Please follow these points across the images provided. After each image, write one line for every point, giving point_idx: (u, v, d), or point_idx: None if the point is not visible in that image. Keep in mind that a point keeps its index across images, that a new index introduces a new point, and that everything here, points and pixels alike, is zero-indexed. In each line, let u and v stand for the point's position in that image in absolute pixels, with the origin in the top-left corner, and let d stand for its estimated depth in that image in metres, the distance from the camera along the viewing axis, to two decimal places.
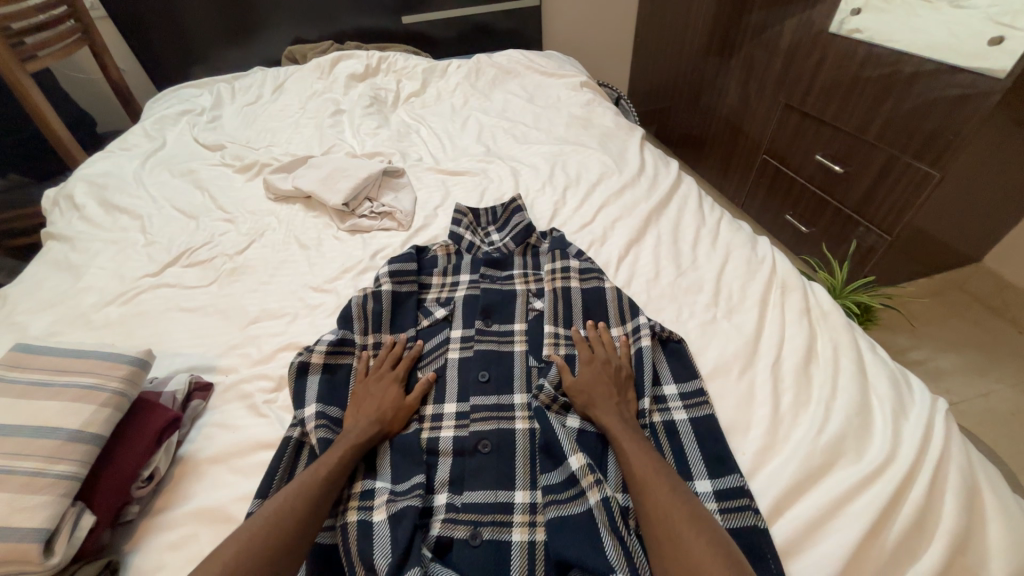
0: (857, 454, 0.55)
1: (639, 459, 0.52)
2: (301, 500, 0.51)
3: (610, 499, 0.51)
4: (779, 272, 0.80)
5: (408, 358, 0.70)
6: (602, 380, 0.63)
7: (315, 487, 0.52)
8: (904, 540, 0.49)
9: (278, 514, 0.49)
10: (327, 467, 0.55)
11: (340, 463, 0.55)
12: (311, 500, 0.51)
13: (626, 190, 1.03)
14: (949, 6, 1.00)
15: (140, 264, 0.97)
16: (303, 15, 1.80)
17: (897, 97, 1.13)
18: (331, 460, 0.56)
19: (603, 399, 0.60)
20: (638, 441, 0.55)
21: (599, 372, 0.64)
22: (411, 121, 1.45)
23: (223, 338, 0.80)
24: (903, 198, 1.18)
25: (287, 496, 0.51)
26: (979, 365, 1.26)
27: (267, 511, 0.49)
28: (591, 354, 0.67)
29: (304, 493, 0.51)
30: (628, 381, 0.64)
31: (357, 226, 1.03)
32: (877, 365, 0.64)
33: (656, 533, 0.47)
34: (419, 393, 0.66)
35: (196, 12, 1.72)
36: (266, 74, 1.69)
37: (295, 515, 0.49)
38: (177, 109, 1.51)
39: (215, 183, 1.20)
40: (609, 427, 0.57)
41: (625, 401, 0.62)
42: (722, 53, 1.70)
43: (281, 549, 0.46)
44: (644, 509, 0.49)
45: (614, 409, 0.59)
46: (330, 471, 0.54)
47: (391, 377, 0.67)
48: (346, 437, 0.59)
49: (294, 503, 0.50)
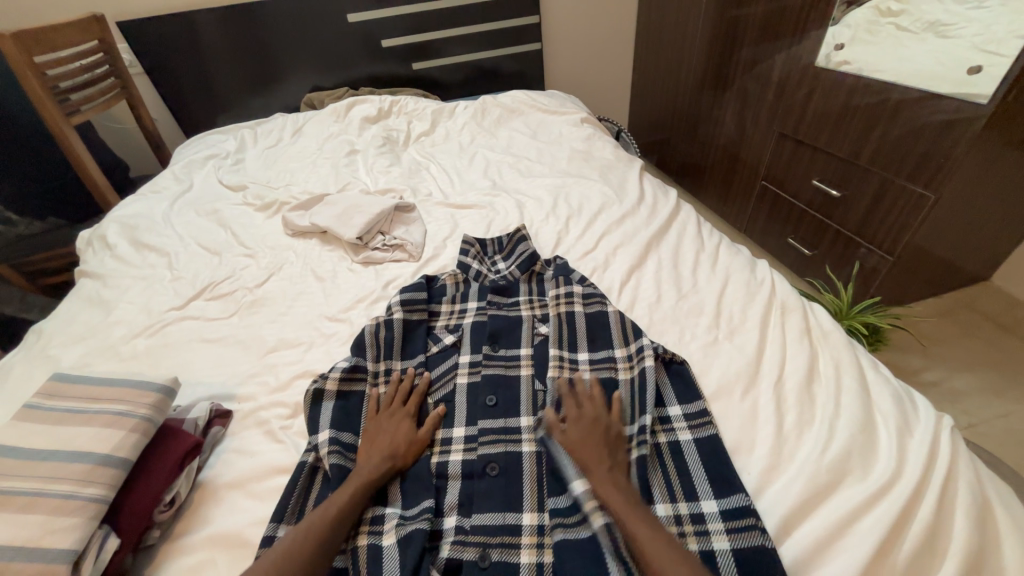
0: (863, 471, 0.56)
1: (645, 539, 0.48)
2: (312, 536, 0.52)
3: (615, 525, 0.51)
4: (779, 294, 0.82)
5: (417, 392, 0.72)
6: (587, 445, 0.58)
7: (325, 526, 0.53)
8: (916, 560, 0.48)
9: (288, 552, 0.50)
10: (338, 505, 0.56)
11: (349, 500, 0.57)
12: (321, 539, 0.52)
13: (626, 218, 1.07)
14: (935, 36, 1.08)
15: (166, 298, 1.02)
16: (321, 64, 1.94)
17: (886, 124, 1.17)
18: (342, 497, 0.57)
19: (597, 468, 0.55)
20: (643, 518, 0.51)
21: (585, 439, 0.58)
22: (421, 159, 1.53)
23: (243, 367, 0.84)
24: (901, 220, 1.20)
25: (299, 535, 0.52)
26: (995, 384, 1.25)
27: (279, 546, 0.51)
28: (579, 413, 0.62)
29: (314, 532, 0.53)
30: (619, 441, 0.60)
31: (370, 257, 1.08)
32: (879, 383, 0.65)
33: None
34: (430, 427, 0.67)
35: (222, 65, 1.86)
36: (286, 119, 1.81)
37: (305, 554, 0.50)
38: (203, 154, 1.62)
39: (238, 221, 1.28)
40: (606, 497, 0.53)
41: (617, 465, 0.57)
42: (716, 87, 1.78)
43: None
44: None
45: (609, 479, 0.54)
46: (340, 510, 0.55)
47: (404, 413, 0.69)
48: (358, 475, 0.60)
49: (304, 540, 0.52)
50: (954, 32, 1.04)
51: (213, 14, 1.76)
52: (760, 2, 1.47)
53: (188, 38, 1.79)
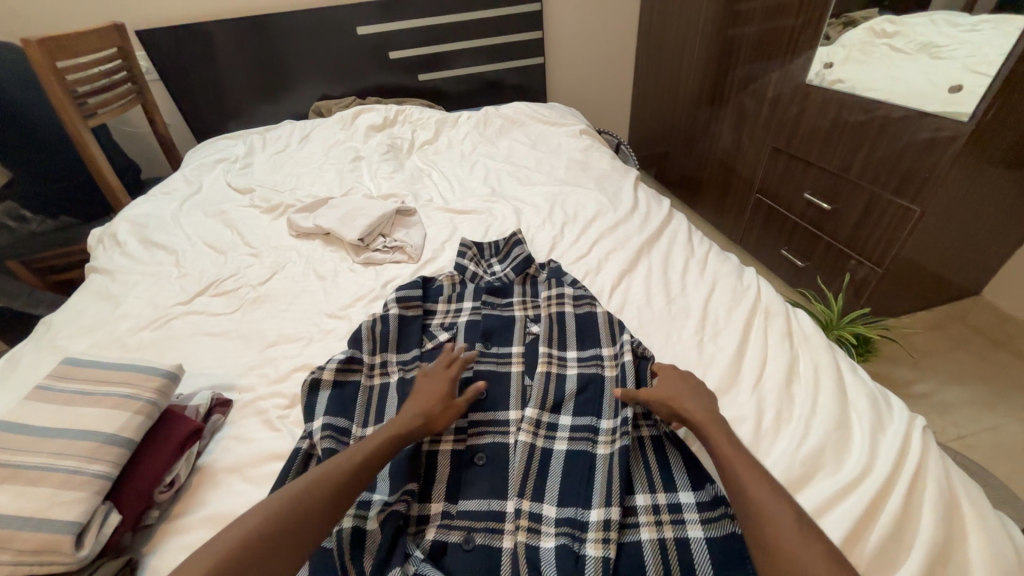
0: (835, 466, 0.58)
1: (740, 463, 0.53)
2: (339, 475, 0.55)
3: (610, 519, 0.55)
4: (763, 299, 0.85)
5: (461, 363, 0.73)
6: (680, 397, 0.62)
7: (349, 469, 0.56)
8: (883, 550, 0.50)
9: (310, 489, 0.53)
10: (365, 451, 0.58)
11: (376, 451, 0.58)
12: (339, 485, 0.54)
13: (620, 225, 1.11)
14: (928, 57, 1.12)
15: (173, 293, 1.06)
16: (330, 73, 2.00)
17: (873, 140, 1.21)
18: (371, 445, 0.59)
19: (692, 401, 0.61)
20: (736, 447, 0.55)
21: (674, 394, 0.63)
22: (423, 166, 1.57)
23: (244, 359, 0.87)
24: (890, 232, 1.23)
25: (326, 470, 0.55)
26: (985, 397, 1.26)
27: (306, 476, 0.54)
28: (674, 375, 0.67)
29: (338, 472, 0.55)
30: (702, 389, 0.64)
31: (370, 258, 1.11)
32: (856, 384, 0.68)
33: (764, 542, 0.46)
34: (468, 397, 0.68)
35: (235, 74, 1.93)
36: (294, 126, 1.87)
37: (325, 493, 0.53)
38: (213, 158, 1.68)
39: (244, 222, 1.32)
40: (709, 439, 0.57)
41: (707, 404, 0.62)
42: (712, 102, 1.82)
43: (305, 526, 0.50)
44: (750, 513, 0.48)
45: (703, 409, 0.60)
46: (367, 457, 0.57)
47: (446, 375, 0.71)
48: (390, 427, 0.62)
49: (331, 476, 0.54)
50: (947, 54, 1.08)
51: (228, 25, 1.83)
52: (754, 22, 1.52)
53: (203, 48, 1.86)
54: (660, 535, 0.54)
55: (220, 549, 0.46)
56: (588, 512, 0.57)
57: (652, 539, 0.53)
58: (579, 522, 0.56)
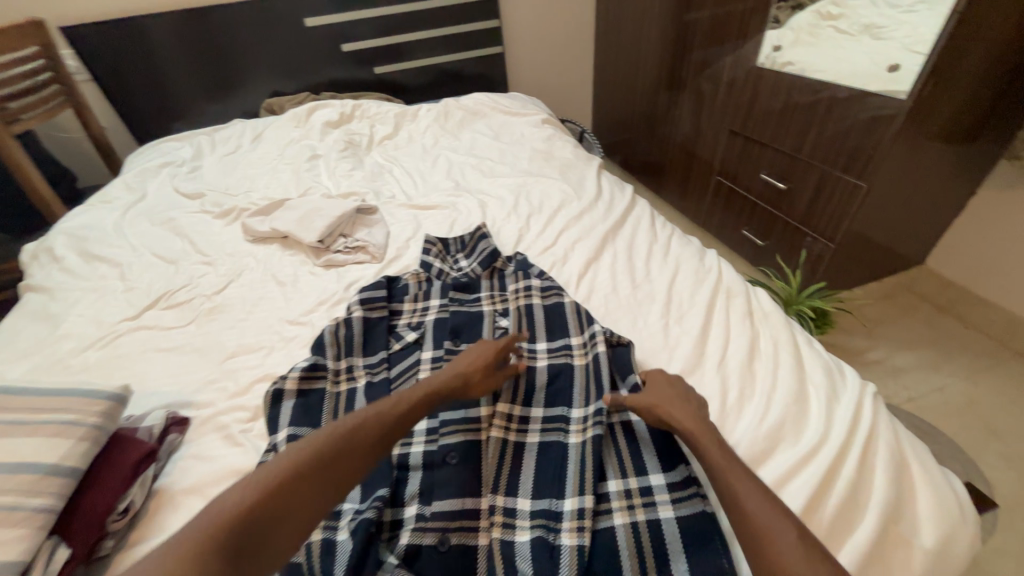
0: (796, 437, 0.60)
1: (723, 464, 0.52)
2: (388, 417, 0.57)
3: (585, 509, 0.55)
4: (725, 280, 0.87)
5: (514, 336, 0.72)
6: (670, 402, 0.59)
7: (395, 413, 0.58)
8: (841, 513, 0.53)
9: (364, 424, 0.56)
10: (411, 399, 0.61)
11: (420, 400, 0.61)
12: (387, 425, 0.57)
13: (584, 213, 1.11)
14: (870, 38, 1.16)
15: (119, 309, 0.99)
16: (279, 69, 1.91)
17: (822, 119, 1.26)
18: (418, 394, 0.62)
19: (676, 405, 0.58)
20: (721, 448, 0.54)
21: (665, 402, 0.59)
22: (384, 162, 1.53)
23: (200, 373, 0.82)
24: (840, 208, 1.29)
25: (381, 409, 0.58)
26: (931, 360, 1.35)
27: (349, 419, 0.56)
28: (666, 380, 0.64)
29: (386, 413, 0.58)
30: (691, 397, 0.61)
31: (332, 260, 1.08)
32: (812, 357, 0.70)
33: (754, 542, 0.45)
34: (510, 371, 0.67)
35: (176, 71, 1.81)
36: (245, 125, 1.78)
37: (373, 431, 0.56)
38: (158, 162, 1.58)
39: (195, 229, 1.25)
40: (704, 453, 0.53)
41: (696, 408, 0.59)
42: (670, 88, 1.85)
43: (342, 468, 0.52)
44: (739, 515, 0.47)
45: (689, 412, 0.58)
46: (411, 405, 0.60)
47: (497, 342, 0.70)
48: (435, 380, 0.64)
49: (381, 415, 0.57)
50: (887, 34, 1.12)
51: (164, 19, 1.72)
52: (707, 7, 1.54)
53: (138, 44, 1.74)
54: (633, 519, 0.55)
55: (265, 477, 0.49)
56: (562, 502, 0.57)
57: (625, 524, 0.54)
58: (553, 513, 0.57)
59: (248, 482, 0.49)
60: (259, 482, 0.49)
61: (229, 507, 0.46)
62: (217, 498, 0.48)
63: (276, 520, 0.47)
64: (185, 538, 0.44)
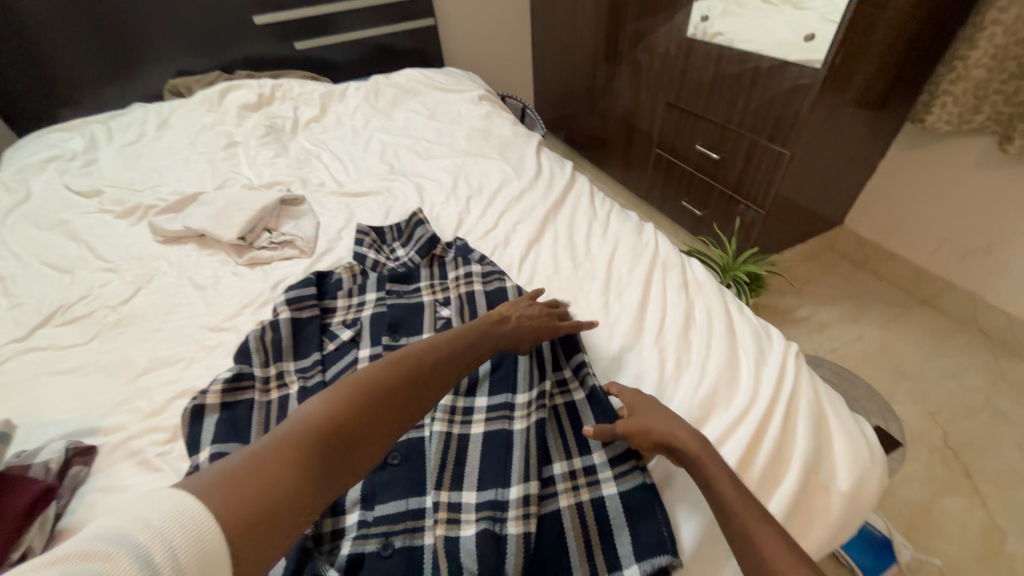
0: (728, 402, 0.63)
1: (724, 484, 0.49)
2: (457, 352, 0.63)
3: (530, 496, 0.54)
4: (661, 253, 0.89)
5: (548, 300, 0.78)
6: (676, 426, 0.55)
7: (465, 347, 0.64)
8: (769, 469, 0.56)
9: (441, 354, 0.61)
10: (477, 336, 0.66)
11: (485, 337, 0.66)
12: (457, 358, 0.62)
13: (525, 193, 1.09)
14: (792, 9, 1.20)
15: (3, 330, 0.87)
16: (182, 45, 1.70)
17: (748, 90, 1.30)
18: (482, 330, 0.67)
19: (674, 427, 0.55)
20: (718, 466, 0.51)
21: (672, 429, 0.55)
22: (311, 147, 1.42)
23: (107, 395, 0.74)
24: (768, 175, 1.35)
25: (454, 343, 0.63)
26: (851, 312, 1.47)
27: (411, 354, 0.59)
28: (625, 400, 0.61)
29: (458, 348, 0.63)
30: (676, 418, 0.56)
31: (256, 258, 0.99)
32: (742, 323, 0.74)
33: (756, 563, 0.44)
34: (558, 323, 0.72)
35: (51, 49, 1.57)
36: (147, 110, 1.59)
37: (448, 362, 0.61)
38: (42, 157, 1.38)
39: (93, 232, 1.11)
40: (716, 484, 0.50)
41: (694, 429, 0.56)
42: (607, 60, 1.83)
43: (405, 401, 0.55)
44: (739, 537, 0.46)
45: (689, 431, 0.54)
46: (475, 340, 0.65)
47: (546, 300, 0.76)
48: (496, 321, 0.69)
49: (454, 348, 0.63)
50: (806, 4, 1.16)
51: None
52: None
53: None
54: (578, 500, 0.55)
55: (337, 400, 0.51)
56: (507, 491, 0.55)
57: (570, 505, 0.55)
58: (499, 503, 0.55)
59: (324, 400, 0.50)
60: (331, 403, 0.50)
61: (307, 422, 0.48)
62: (290, 416, 0.49)
63: (346, 442, 0.49)
64: (267, 447, 0.45)
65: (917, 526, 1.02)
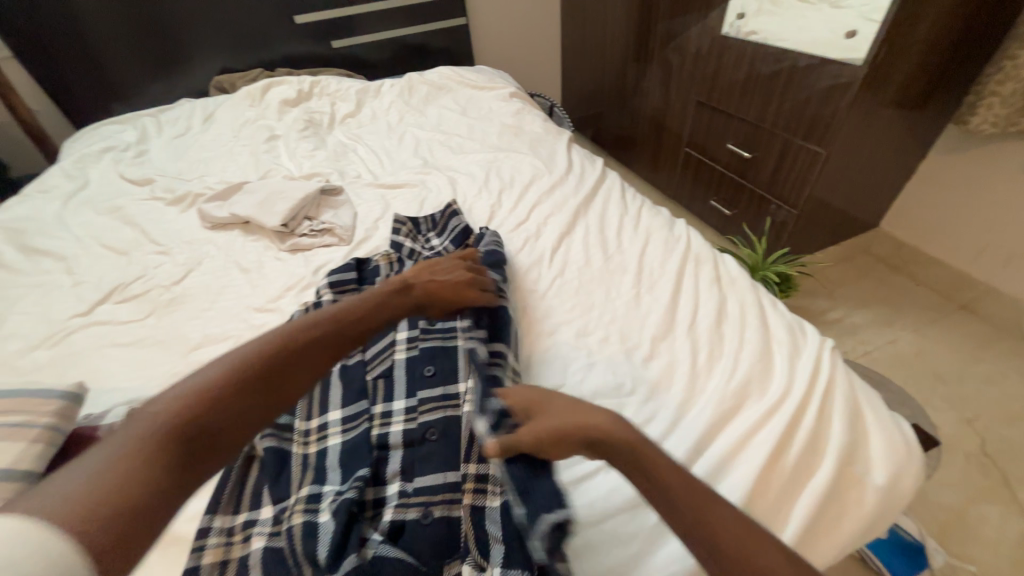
0: (761, 394, 0.63)
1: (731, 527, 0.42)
2: (350, 323, 0.60)
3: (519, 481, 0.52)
4: (693, 248, 0.89)
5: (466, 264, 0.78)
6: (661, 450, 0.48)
7: (359, 319, 0.61)
8: (802, 459, 0.56)
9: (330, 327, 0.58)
10: (371, 309, 0.63)
11: (378, 309, 0.64)
12: (348, 330, 0.60)
13: (556, 187, 1.10)
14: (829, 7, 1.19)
15: (68, 305, 0.93)
16: (227, 43, 1.78)
17: (784, 88, 1.28)
18: (376, 304, 0.65)
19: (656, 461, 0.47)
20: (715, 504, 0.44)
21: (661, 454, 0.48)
22: (347, 141, 1.47)
23: (163, 367, 0.79)
24: (801, 175, 1.33)
25: (342, 316, 0.61)
26: (885, 317, 1.43)
27: (290, 330, 0.56)
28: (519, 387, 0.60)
29: (350, 321, 0.60)
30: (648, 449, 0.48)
31: (297, 244, 1.04)
32: (776, 317, 0.73)
33: None
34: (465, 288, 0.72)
35: (108, 46, 1.66)
36: (194, 105, 1.67)
37: (341, 334, 0.58)
38: (99, 147, 1.47)
39: (146, 217, 1.17)
40: (719, 530, 0.42)
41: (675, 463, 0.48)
42: (638, 59, 1.83)
43: (289, 372, 0.52)
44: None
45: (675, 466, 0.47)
46: (371, 313, 0.63)
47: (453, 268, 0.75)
48: (395, 296, 0.67)
49: (344, 320, 0.60)
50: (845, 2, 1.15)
51: None
52: None
53: (63, 18, 1.58)
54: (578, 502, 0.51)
55: (210, 379, 0.47)
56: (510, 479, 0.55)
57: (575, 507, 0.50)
58: None
59: (192, 385, 0.47)
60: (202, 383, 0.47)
61: (172, 407, 0.44)
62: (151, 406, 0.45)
63: (217, 424, 0.45)
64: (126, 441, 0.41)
65: (951, 531, 0.99)
